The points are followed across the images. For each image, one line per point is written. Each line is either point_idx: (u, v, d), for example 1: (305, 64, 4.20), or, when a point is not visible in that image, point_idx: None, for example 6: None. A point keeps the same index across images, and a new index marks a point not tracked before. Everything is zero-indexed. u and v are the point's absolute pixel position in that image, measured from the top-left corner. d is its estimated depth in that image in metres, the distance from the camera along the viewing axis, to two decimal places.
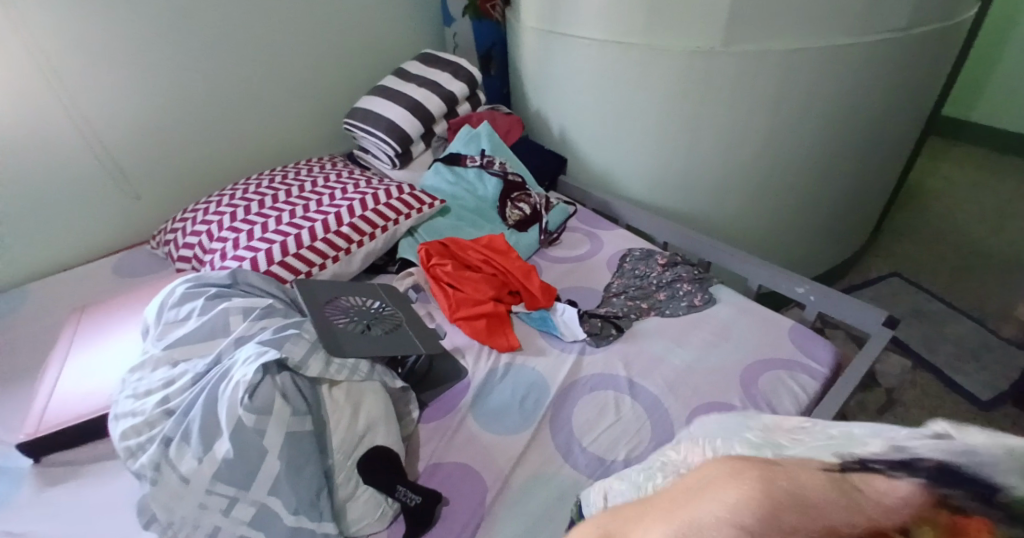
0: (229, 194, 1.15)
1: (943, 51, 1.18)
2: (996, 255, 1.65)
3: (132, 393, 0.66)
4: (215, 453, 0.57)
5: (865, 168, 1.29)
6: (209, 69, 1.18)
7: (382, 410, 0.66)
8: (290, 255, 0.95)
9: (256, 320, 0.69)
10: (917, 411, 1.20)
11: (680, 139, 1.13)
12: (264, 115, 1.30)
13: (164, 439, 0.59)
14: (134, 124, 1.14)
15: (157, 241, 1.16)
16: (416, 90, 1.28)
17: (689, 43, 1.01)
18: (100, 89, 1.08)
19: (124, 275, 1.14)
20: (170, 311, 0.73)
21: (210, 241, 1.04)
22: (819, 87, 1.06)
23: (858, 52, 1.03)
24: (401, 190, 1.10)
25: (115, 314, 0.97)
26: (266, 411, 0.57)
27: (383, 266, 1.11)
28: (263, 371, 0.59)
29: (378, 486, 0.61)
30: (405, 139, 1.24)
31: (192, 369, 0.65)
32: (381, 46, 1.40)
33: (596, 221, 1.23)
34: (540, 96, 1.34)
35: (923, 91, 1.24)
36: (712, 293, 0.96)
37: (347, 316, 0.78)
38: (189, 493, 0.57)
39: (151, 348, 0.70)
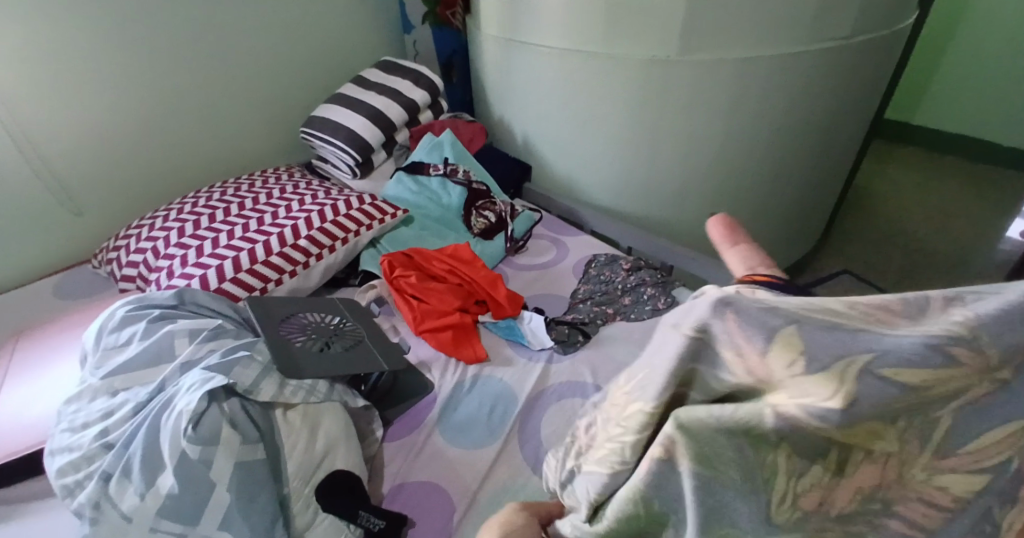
0: (177, 208, 1.09)
1: (885, 58, 1.24)
2: (939, 251, 1.74)
3: (68, 426, 0.62)
4: (159, 488, 0.53)
5: (817, 172, 1.34)
6: (155, 77, 1.13)
7: (342, 432, 0.64)
8: (244, 271, 0.91)
9: (204, 342, 0.66)
10: None
11: (642, 144, 1.14)
12: (216, 125, 1.25)
13: (102, 476, 0.55)
14: (72, 137, 1.08)
15: (100, 260, 1.09)
16: (375, 98, 1.26)
17: (648, 52, 1.03)
18: (35, 101, 1.01)
19: (63, 296, 1.07)
20: (110, 336, 0.68)
21: (157, 258, 0.98)
22: (772, 95, 1.09)
23: (807, 60, 1.07)
24: (361, 201, 1.07)
25: (52, 339, 0.91)
26: (213, 441, 0.54)
27: (344, 279, 1.08)
28: (209, 399, 0.56)
29: (342, 512, 0.59)
30: (365, 148, 1.22)
31: (134, 398, 0.61)
32: (339, 54, 1.37)
33: (562, 227, 1.23)
34: (502, 104, 1.34)
35: (868, 96, 1.30)
36: (676, 297, 0.97)
37: (304, 333, 0.75)
38: (132, 531, 0.53)
39: (88, 377, 0.65)
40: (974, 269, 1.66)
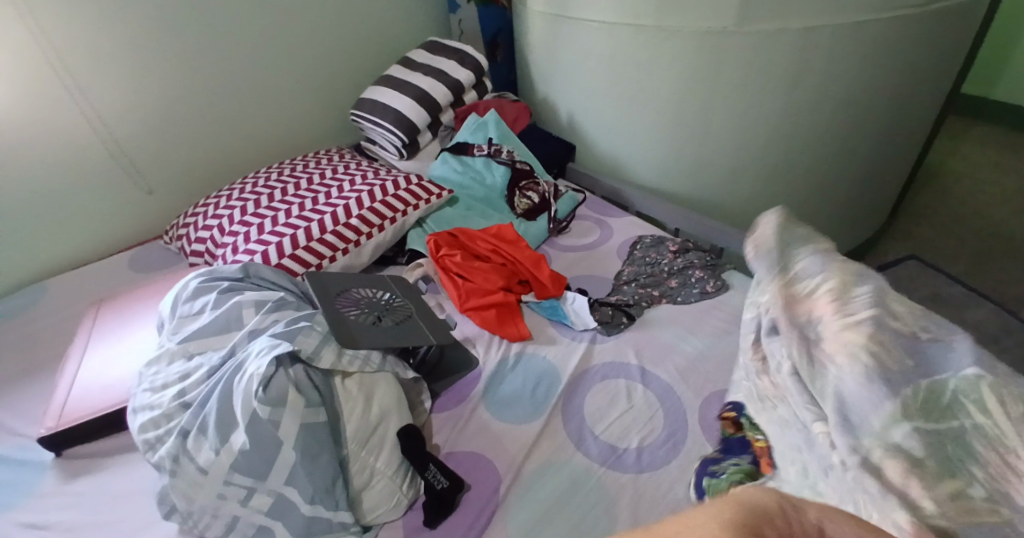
0: (238, 188, 1.15)
1: (964, 26, 1.15)
2: (1016, 235, 1.62)
3: (149, 386, 0.67)
4: (232, 444, 0.58)
5: (881, 151, 1.27)
6: (215, 62, 1.18)
7: (394, 401, 0.67)
8: (301, 248, 0.96)
9: (269, 312, 0.70)
10: None
11: (692, 122, 1.11)
12: (271, 109, 1.31)
13: (181, 432, 0.60)
14: (142, 120, 1.15)
15: (170, 237, 1.17)
16: (422, 79, 1.27)
17: (702, 23, 0.99)
18: (110, 85, 1.08)
19: (136, 269, 1.15)
20: (184, 305, 0.74)
21: (222, 235, 1.04)
22: (834, 66, 1.04)
23: (875, 30, 1.01)
24: (409, 181, 1.09)
25: (129, 309, 0.98)
26: (280, 402, 0.58)
27: (392, 258, 1.11)
28: (276, 364, 0.60)
29: (412, 459, 0.64)
30: (412, 129, 1.24)
31: (208, 362, 0.66)
32: (386, 36, 1.39)
33: (606, 208, 1.22)
34: (548, 83, 1.33)
35: (944, 68, 1.21)
36: (725, 279, 0.95)
37: (358, 307, 0.78)
38: (207, 483, 0.58)
39: (166, 342, 0.71)
40: None
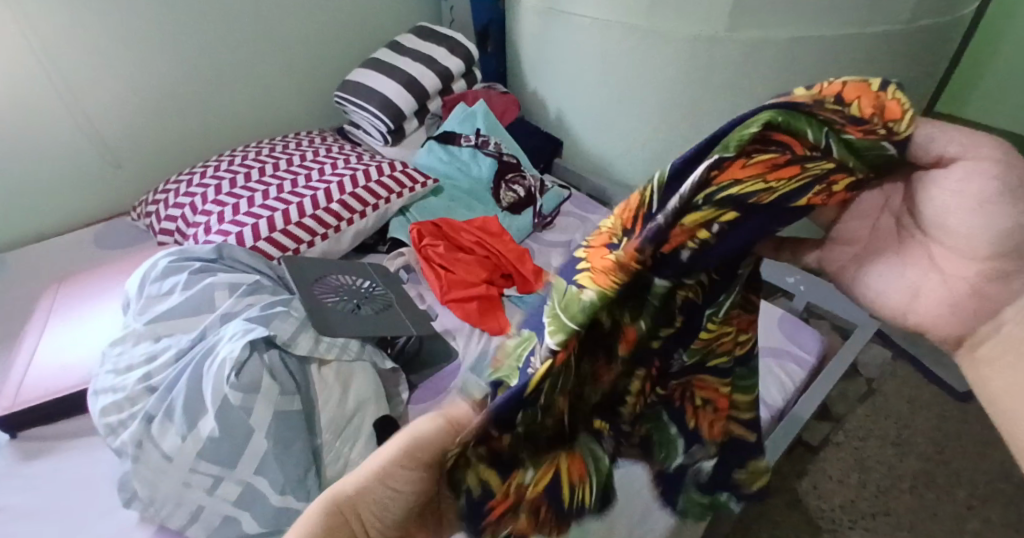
0: (213, 167, 1.11)
1: (945, 45, 1.17)
2: None
3: (113, 368, 0.64)
4: (200, 430, 0.56)
5: None
6: (193, 35, 1.13)
7: (372, 391, 0.65)
8: (278, 231, 0.93)
9: (243, 296, 0.68)
10: (897, 403, 1.23)
11: (680, 124, 1.12)
12: (251, 87, 1.26)
13: (146, 416, 0.58)
14: (113, 91, 1.09)
15: (139, 213, 1.12)
16: (410, 65, 1.25)
17: (695, 27, 0.99)
18: (79, 52, 1.02)
19: (103, 246, 1.10)
20: (153, 285, 0.71)
21: (194, 214, 1.01)
22: (820, 77, 1.05)
23: (862, 43, 1.02)
24: (393, 168, 1.07)
25: (93, 287, 0.94)
26: (253, 389, 0.56)
27: (372, 245, 1.09)
28: (250, 348, 0.58)
29: None
30: (398, 115, 1.22)
31: (176, 345, 0.63)
32: (373, 19, 1.36)
33: (590, 205, 1.22)
34: (537, 76, 1.31)
35: (924, 84, 1.24)
36: None
37: (337, 294, 0.76)
38: (172, 471, 0.56)
39: (132, 322, 0.68)
40: None
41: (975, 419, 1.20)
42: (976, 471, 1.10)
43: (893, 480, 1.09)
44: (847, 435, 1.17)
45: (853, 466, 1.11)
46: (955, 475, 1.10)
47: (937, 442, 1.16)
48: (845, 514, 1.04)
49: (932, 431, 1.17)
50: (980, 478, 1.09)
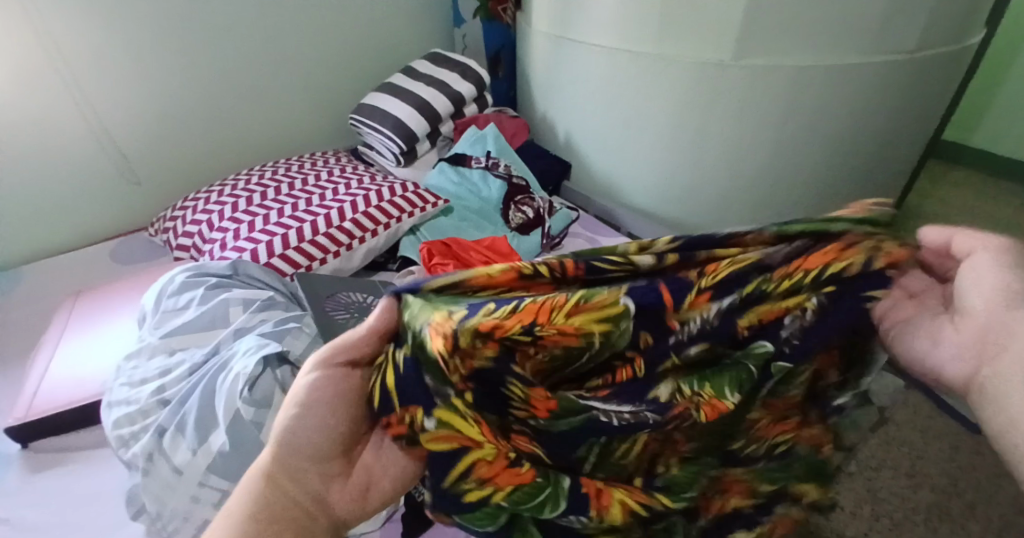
0: (230, 185, 1.14)
1: (950, 75, 1.19)
2: None
3: (127, 381, 0.65)
4: (210, 445, 0.56)
5: (867, 189, 1.31)
6: (215, 58, 1.17)
7: None
8: (291, 249, 0.95)
9: (257, 312, 0.69)
10: (909, 432, 1.22)
11: (687, 149, 1.13)
12: (269, 108, 1.30)
13: (158, 429, 0.59)
14: (137, 111, 1.13)
15: (157, 229, 1.14)
16: (424, 89, 1.28)
17: (701, 54, 1.02)
18: (107, 73, 1.07)
19: (119, 261, 1.13)
20: (170, 300, 0.72)
21: (210, 231, 1.03)
22: (826, 105, 1.07)
23: (866, 72, 1.04)
24: (405, 188, 1.09)
25: (109, 301, 0.96)
26: (265, 404, 0.56)
27: (383, 264, 1.11)
28: (263, 364, 0.59)
29: None
30: (411, 137, 1.24)
31: (190, 359, 0.64)
32: (389, 45, 1.40)
33: (598, 227, 1.23)
34: (547, 101, 1.34)
35: (929, 113, 1.26)
36: None
37: (347, 311, 0.77)
38: (181, 485, 0.56)
39: (148, 336, 0.69)
40: None
41: (989, 450, 1.18)
42: (992, 504, 1.08)
43: (906, 512, 1.06)
44: (859, 464, 1.16)
45: (865, 497, 1.09)
46: (970, 508, 1.07)
47: (951, 474, 1.13)
48: None
49: (946, 462, 1.15)
50: (997, 511, 1.07)
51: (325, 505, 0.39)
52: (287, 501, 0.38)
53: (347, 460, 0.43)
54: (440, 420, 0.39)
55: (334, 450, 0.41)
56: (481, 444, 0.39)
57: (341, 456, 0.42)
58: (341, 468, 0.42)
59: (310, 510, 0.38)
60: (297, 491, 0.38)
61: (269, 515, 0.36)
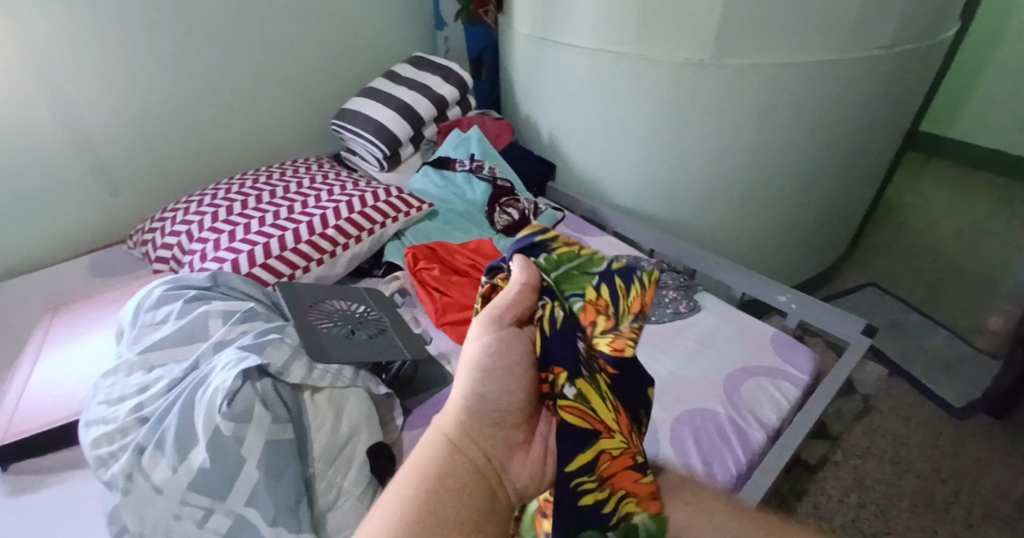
0: (210, 194, 1.12)
1: (925, 69, 1.21)
2: (970, 267, 1.71)
3: (105, 399, 0.64)
4: (191, 461, 0.55)
5: (849, 183, 1.33)
6: (192, 66, 1.16)
7: (364, 416, 0.65)
8: (273, 257, 0.93)
9: (236, 324, 0.68)
10: (894, 421, 1.23)
11: (670, 147, 1.14)
12: (248, 115, 1.28)
13: (138, 447, 0.58)
14: (112, 120, 1.11)
15: (136, 241, 1.12)
16: (405, 93, 1.27)
17: (681, 53, 1.02)
18: (81, 83, 1.05)
19: (98, 274, 1.11)
20: (147, 314, 0.71)
21: (190, 241, 1.01)
22: (805, 101, 1.08)
23: (844, 68, 1.05)
24: (388, 193, 1.09)
25: (87, 315, 0.94)
26: (245, 418, 0.56)
27: (368, 270, 1.10)
28: (243, 377, 0.58)
29: (381, 477, 0.62)
30: (393, 141, 1.23)
31: (169, 375, 0.63)
32: (369, 49, 1.39)
33: (583, 226, 1.22)
34: (530, 102, 1.34)
35: (905, 107, 1.28)
36: (698, 301, 1.00)
37: (330, 319, 0.76)
38: (162, 504, 0.55)
39: (125, 352, 0.68)
40: (1007, 287, 1.63)
41: (972, 436, 1.20)
42: (977, 489, 1.10)
43: (893, 500, 1.07)
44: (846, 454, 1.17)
45: (852, 486, 1.10)
46: (956, 494, 1.09)
47: (936, 461, 1.15)
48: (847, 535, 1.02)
49: (931, 450, 1.17)
50: (982, 496, 1.08)
51: (507, 476, 0.32)
52: (469, 458, 0.31)
53: (527, 430, 0.35)
54: (581, 391, 0.36)
55: (516, 416, 0.34)
56: (612, 433, 0.37)
57: (523, 425, 0.35)
58: (524, 437, 0.35)
59: (492, 477, 0.31)
60: (484, 448, 0.32)
61: (454, 473, 0.29)
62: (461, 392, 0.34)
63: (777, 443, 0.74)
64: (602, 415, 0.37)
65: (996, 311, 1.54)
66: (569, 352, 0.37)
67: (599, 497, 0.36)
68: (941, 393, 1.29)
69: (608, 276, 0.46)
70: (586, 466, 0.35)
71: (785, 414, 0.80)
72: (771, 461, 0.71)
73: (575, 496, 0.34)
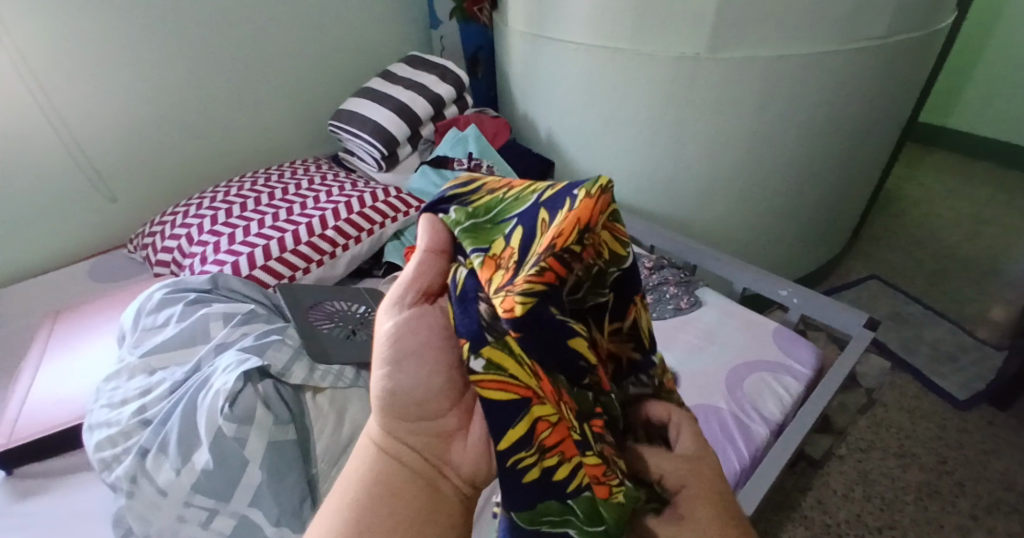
0: (209, 197, 1.13)
1: (922, 59, 1.21)
2: (972, 258, 1.71)
3: (107, 402, 0.64)
4: (194, 463, 0.55)
5: (848, 175, 1.32)
6: (189, 70, 1.16)
7: (367, 417, 0.63)
8: (273, 259, 0.93)
9: (238, 326, 0.68)
10: (897, 413, 1.23)
11: (668, 143, 1.14)
12: (246, 118, 1.29)
13: (140, 450, 0.58)
14: (111, 126, 1.12)
15: (136, 245, 1.12)
16: (402, 93, 1.27)
17: (676, 49, 1.02)
18: (77, 88, 1.05)
19: (100, 279, 1.11)
20: (148, 317, 0.71)
21: (190, 245, 1.01)
22: (802, 94, 1.08)
23: (840, 60, 1.05)
24: (387, 193, 1.09)
25: (89, 320, 0.94)
26: (247, 420, 0.56)
27: (368, 270, 1.10)
28: (245, 379, 0.58)
29: None
30: (391, 141, 1.23)
31: (171, 378, 0.63)
32: (366, 50, 1.39)
33: None
34: (527, 100, 1.34)
35: (903, 99, 1.27)
36: (698, 296, 1.00)
37: (331, 320, 0.76)
38: (167, 505, 0.55)
39: (127, 356, 0.68)
40: (1008, 277, 1.62)
41: (976, 427, 1.20)
42: (980, 479, 1.10)
43: (897, 492, 1.07)
44: (850, 447, 1.17)
45: (856, 478, 1.11)
46: (959, 485, 1.09)
47: (940, 453, 1.15)
48: (851, 528, 1.02)
49: (934, 441, 1.17)
50: (986, 487, 1.08)
51: (445, 464, 0.38)
52: (398, 461, 0.37)
53: (461, 411, 0.40)
54: (491, 361, 0.34)
55: (443, 404, 0.39)
56: (544, 398, 0.34)
57: (453, 408, 0.40)
58: (456, 419, 0.40)
59: (423, 470, 0.37)
60: (410, 446, 0.38)
61: (387, 476, 0.36)
62: (381, 394, 0.38)
63: (780, 437, 0.74)
64: (525, 382, 0.34)
65: (998, 301, 1.54)
66: (470, 324, 0.36)
67: (547, 464, 0.33)
68: (944, 385, 1.29)
69: (530, 214, 0.40)
70: (516, 443, 0.33)
71: (787, 408, 0.80)
72: (774, 456, 0.71)
73: (512, 474, 0.33)
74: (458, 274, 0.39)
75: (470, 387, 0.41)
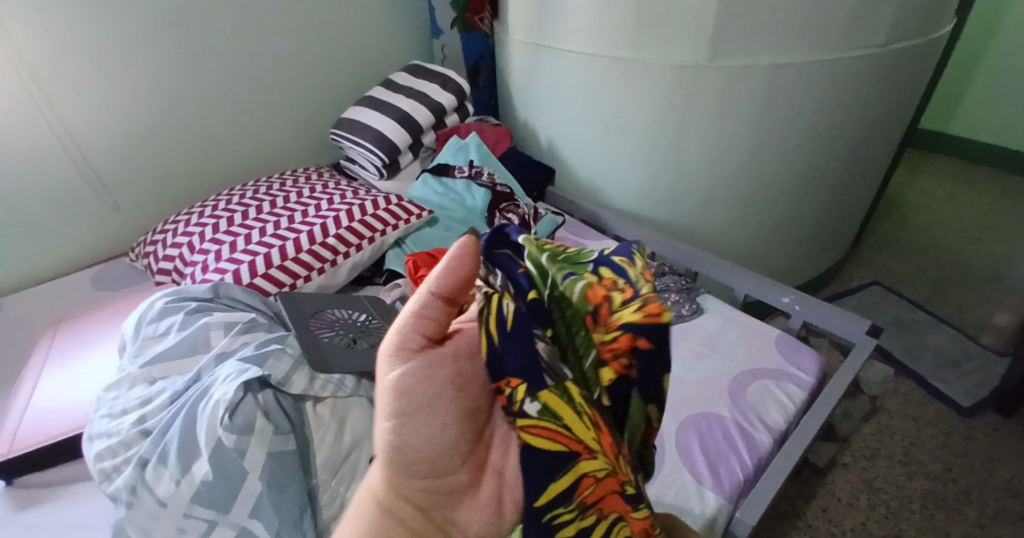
0: (211, 205, 1.13)
1: (922, 66, 1.21)
2: (974, 263, 1.70)
3: (108, 412, 0.64)
4: (194, 474, 0.55)
5: (849, 181, 1.32)
6: (191, 79, 1.17)
7: (368, 427, 0.64)
8: (274, 267, 0.94)
9: (238, 335, 0.68)
10: (901, 420, 1.23)
11: (668, 150, 1.14)
12: (248, 127, 1.29)
13: (141, 461, 0.57)
14: (113, 135, 1.12)
15: (137, 253, 1.13)
16: (404, 101, 1.28)
17: (676, 57, 1.03)
18: (82, 97, 1.06)
19: (102, 288, 1.11)
20: (149, 326, 0.71)
21: (191, 253, 1.02)
22: (802, 101, 1.08)
23: (839, 67, 1.05)
24: (388, 201, 1.09)
25: (91, 329, 0.94)
26: (247, 430, 0.55)
27: (369, 278, 1.10)
28: (245, 389, 0.58)
29: None
30: (392, 149, 1.24)
31: (171, 387, 0.63)
32: (367, 59, 1.40)
33: (584, 231, 1.22)
34: (528, 108, 1.34)
35: (903, 105, 1.27)
36: (700, 303, 1.00)
37: (332, 328, 0.76)
38: (167, 516, 0.55)
39: (127, 365, 0.68)
40: (1011, 282, 1.62)
41: (981, 435, 1.19)
42: (986, 487, 1.09)
43: (902, 501, 1.06)
44: (853, 455, 1.16)
45: (860, 487, 1.10)
46: (965, 494, 1.08)
47: (945, 460, 1.14)
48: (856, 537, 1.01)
49: (939, 449, 1.16)
50: (991, 495, 1.07)
51: (449, 522, 0.32)
52: (402, 527, 0.31)
53: (474, 464, 0.33)
54: (548, 408, 0.32)
55: (453, 459, 0.32)
56: (595, 455, 0.33)
57: (466, 463, 0.32)
58: (468, 474, 0.32)
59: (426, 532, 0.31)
60: (417, 506, 0.32)
61: (385, 536, 0.31)
62: (386, 450, 0.32)
63: (783, 446, 0.74)
64: (579, 436, 0.33)
65: (1001, 306, 1.53)
66: (525, 362, 0.33)
67: (584, 524, 0.34)
68: (948, 392, 1.28)
69: (599, 269, 0.41)
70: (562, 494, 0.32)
71: (790, 416, 0.80)
72: (777, 465, 0.70)
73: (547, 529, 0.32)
74: (503, 306, 0.34)
75: (487, 433, 0.34)
